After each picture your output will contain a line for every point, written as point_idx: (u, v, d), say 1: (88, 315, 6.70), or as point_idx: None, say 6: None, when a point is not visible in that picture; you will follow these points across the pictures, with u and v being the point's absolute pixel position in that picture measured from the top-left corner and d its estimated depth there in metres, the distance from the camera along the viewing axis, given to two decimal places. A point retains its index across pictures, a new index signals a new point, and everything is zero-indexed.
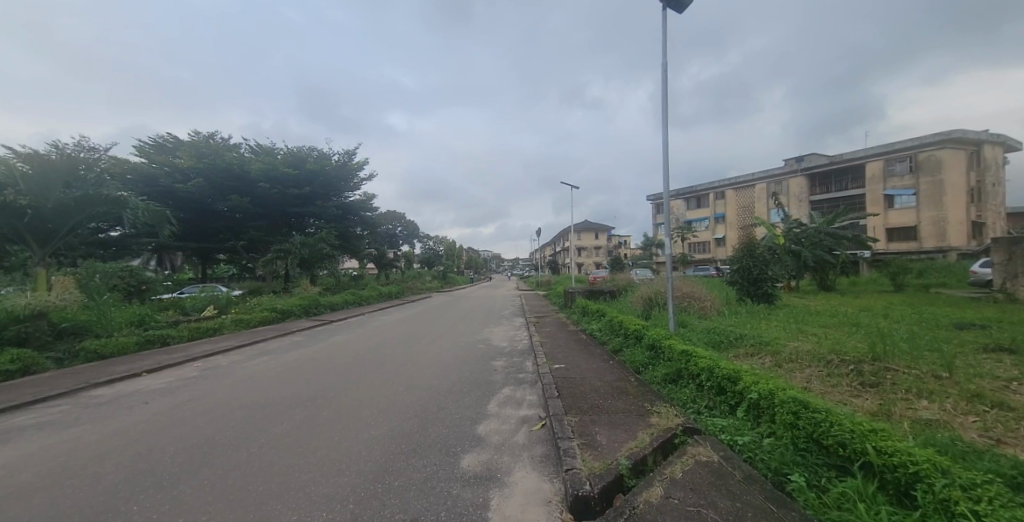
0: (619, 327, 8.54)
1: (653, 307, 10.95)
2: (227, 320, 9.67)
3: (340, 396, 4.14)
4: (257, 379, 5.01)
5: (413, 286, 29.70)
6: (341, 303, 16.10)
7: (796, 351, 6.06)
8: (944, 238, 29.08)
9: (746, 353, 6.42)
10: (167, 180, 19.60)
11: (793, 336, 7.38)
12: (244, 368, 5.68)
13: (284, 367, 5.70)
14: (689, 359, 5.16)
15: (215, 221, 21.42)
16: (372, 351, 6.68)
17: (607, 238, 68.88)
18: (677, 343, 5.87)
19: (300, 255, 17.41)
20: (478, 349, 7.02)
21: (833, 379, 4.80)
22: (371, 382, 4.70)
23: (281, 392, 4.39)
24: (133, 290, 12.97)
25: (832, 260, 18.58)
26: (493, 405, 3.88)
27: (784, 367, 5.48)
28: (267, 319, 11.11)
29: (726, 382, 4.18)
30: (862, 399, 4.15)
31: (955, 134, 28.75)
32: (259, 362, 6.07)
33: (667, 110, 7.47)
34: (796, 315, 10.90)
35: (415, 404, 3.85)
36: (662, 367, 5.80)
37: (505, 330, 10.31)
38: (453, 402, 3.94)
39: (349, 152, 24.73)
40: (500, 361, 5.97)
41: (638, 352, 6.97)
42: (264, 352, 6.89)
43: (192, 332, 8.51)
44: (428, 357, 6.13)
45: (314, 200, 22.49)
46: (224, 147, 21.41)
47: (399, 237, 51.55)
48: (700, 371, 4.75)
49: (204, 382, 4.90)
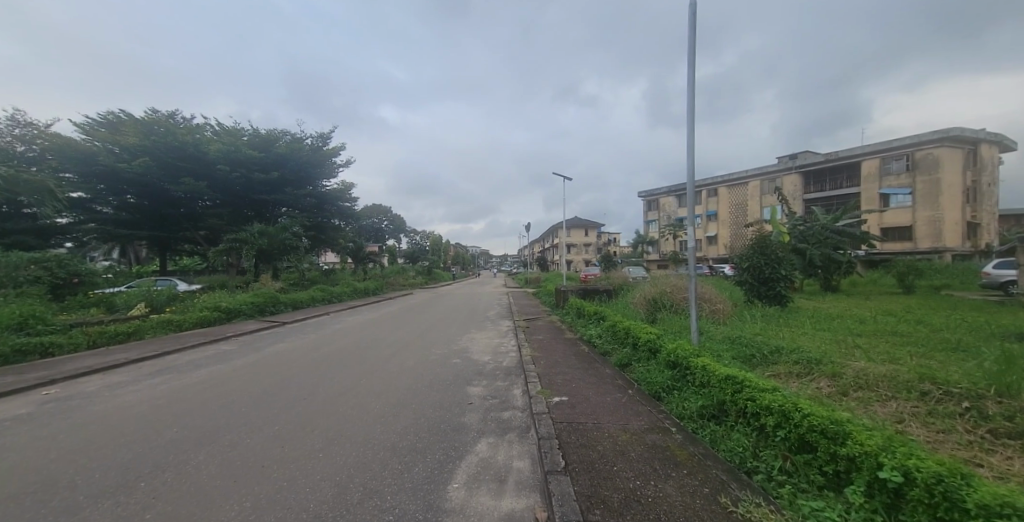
0: (625, 335, 7.11)
1: (659, 311, 9.55)
2: (148, 322, 7.88)
3: (215, 463, 2.43)
4: (111, 419, 3.20)
5: (395, 283, 27.99)
6: (305, 301, 14.29)
7: (862, 374, 4.72)
8: (940, 239, 28.65)
9: (791, 373, 5.10)
10: (109, 159, 17.20)
11: (838, 351, 6.06)
12: (111, 397, 3.84)
13: (176, 396, 3.92)
14: (738, 389, 3.76)
15: (173, 209, 19.43)
16: (310, 372, 5.03)
17: (598, 237, 68.16)
18: (710, 362, 4.51)
19: (258, 245, 15.81)
20: (452, 368, 5.44)
21: (939, 423, 3.48)
22: (288, 430, 3.05)
23: (121, 448, 2.58)
24: (61, 284, 10.96)
25: (837, 259, 17.65)
26: (457, 488, 2.28)
27: (854, 398, 4.15)
28: (206, 320, 9.35)
29: (814, 436, 2.78)
30: (1009, 460, 2.83)
31: (954, 132, 28.20)
32: (148, 385, 4.28)
33: (693, 67, 5.93)
34: (818, 320, 9.72)
35: (328, 482, 2.23)
36: (694, 396, 4.39)
37: (488, 337, 8.82)
38: (393, 478, 2.34)
39: (324, 136, 22.79)
40: (477, 389, 4.41)
41: (654, 370, 5.57)
42: (169, 369, 5.06)
43: (91, 338, 6.70)
44: (381, 383, 4.57)
45: (284, 186, 20.47)
46: (183, 125, 19.19)
47: (385, 231, 49.84)
48: (763, 410, 3.33)
49: (17, 427, 3.03)
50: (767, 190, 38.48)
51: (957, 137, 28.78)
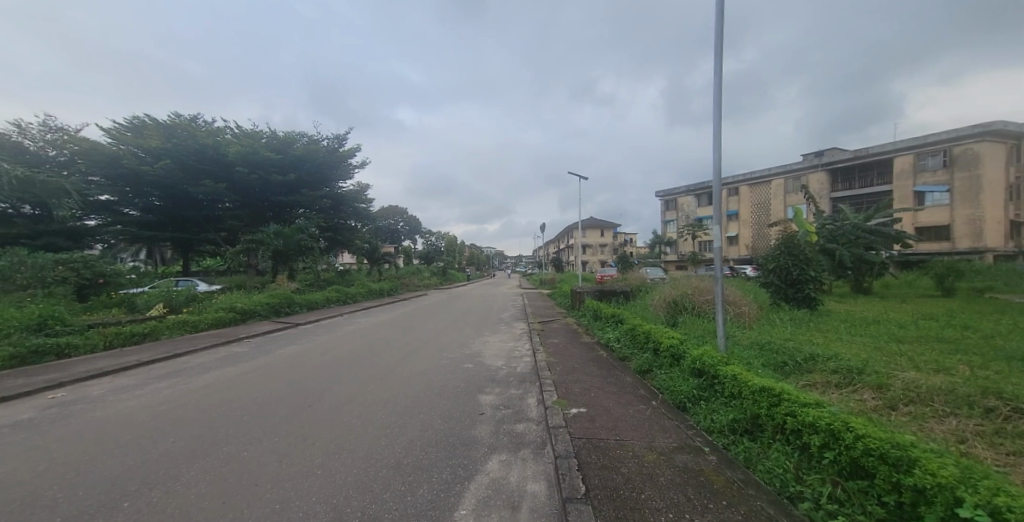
0: (645, 339, 6.75)
1: (680, 314, 9.14)
2: (165, 323, 8.02)
3: (206, 481, 2.28)
4: (110, 427, 3.11)
5: (409, 283, 28.14)
6: (320, 301, 14.44)
7: (913, 386, 4.24)
8: (981, 239, 26.90)
9: (830, 384, 4.67)
10: (134, 162, 17.83)
11: (880, 359, 5.57)
12: (115, 403, 3.79)
13: (179, 403, 3.86)
14: (774, 403, 3.39)
15: (194, 210, 20.01)
16: (317, 377, 4.90)
17: (613, 237, 67.18)
18: (741, 371, 4.16)
19: (274, 246, 16.01)
20: (464, 374, 5.23)
21: (1014, 445, 3.01)
22: (287, 443, 2.90)
23: (112, 462, 2.46)
24: (88, 284, 11.28)
25: (870, 259, 16.71)
26: (464, 515, 2.04)
27: (905, 413, 3.72)
28: (221, 320, 9.48)
29: (869, 460, 2.36)
30: None
31: (997, 125, 26.44)
32: (155, 390, 4.24)
33: (720, 55, 5.55)
34: (853, 325, 9.11)
35: (323, 506, 2.03)
36: (724, 409, 4.04)
37: (502, 340, 8.62)
38: (394, 502, 2.12)
39: (340, 137, 23.09)
40: (489, 397, 4.19)
41: (678, 377, 5.23)
42: (178, 372, 5.05)
43: (108, 338, 6.84)
44: (388, 390, 4.38)
45: (301, 188, 20.80)
46: (205, 129, 19.77)
47: (401, 233, 50.41)
48: (806, 427, 2.94)
49: (16, 434, 2.97)
50: (791, 189, 37.01)
51: (1000, 130, 26.98)
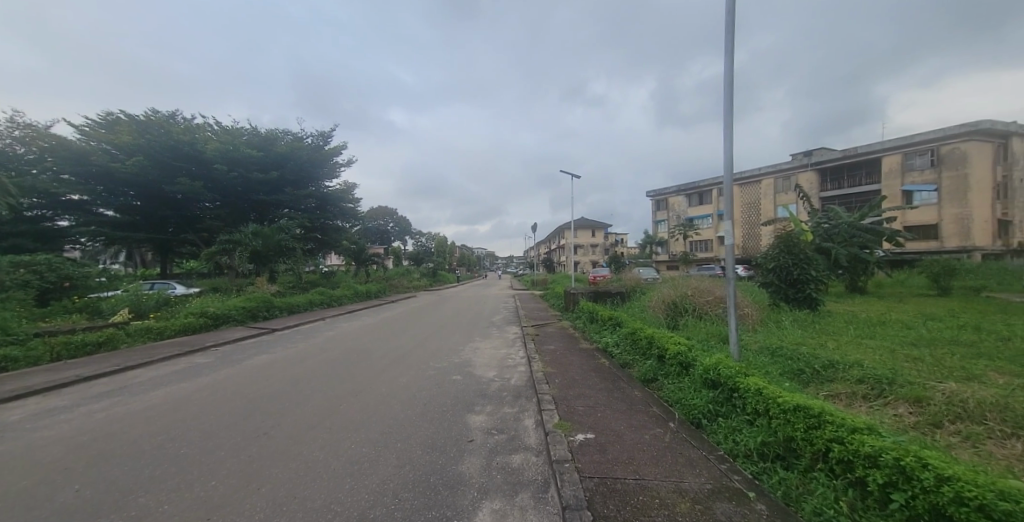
0: (647, 345, 6.24)
1: (681, 316, 8.68)
2: (124, 331, 7.30)
3: None
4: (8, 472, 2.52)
5: (398, 285, 27.37)
6: (303, 304, 13.68)
7: (957, 399, 3.76)
8: (969, 238, 27.21)
9: (858, 397, 4.19)
10: (104, 159, 16.91)
11: (904, 366, 5.13)
12: (30, 433, 3.18)
13: (113, 430, 3.27)
14: (813, 425, 2.85)
15: (172, 210, 19.06)
16: (286, 393, 4.36)
17: (606, 237, 66.99)
18: (764, 383, 3.66)
19: (252, 247, 15.22)
20: (454, 388, 4.68)
21: None
22: (226, 490, 2.31)
23: None
24: (52, 288, 10.45)
25: (864, 258, 16.56)
26: None
27: (956, 434, 3.23)
28: (191, 326, 8.76)
29: None
30: None
31: (983, 125, 26.75)
32: (90, 413, 3.65)
33: (730, 36, 5.07)
34: (858, 327, 8.77)
35: None
36: (749, 429, 3.52)
37: (494, 346, 8.09)
38: None
39: (324, 135, 22.26)
40: (479, 418, 3.61)
41: (689, 388, 4.73)
42: (124, 389, 4.43)
43: (54, 348, 6.13)
44: (363, 408, 3.85)
45: (284, 186, 19.93)
46: (183, 126, 18.84)
47: (391, 233, 49.50)
48: (860, 456, 2.38)
49: None
50: (782, 189, 37.19)
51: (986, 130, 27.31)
